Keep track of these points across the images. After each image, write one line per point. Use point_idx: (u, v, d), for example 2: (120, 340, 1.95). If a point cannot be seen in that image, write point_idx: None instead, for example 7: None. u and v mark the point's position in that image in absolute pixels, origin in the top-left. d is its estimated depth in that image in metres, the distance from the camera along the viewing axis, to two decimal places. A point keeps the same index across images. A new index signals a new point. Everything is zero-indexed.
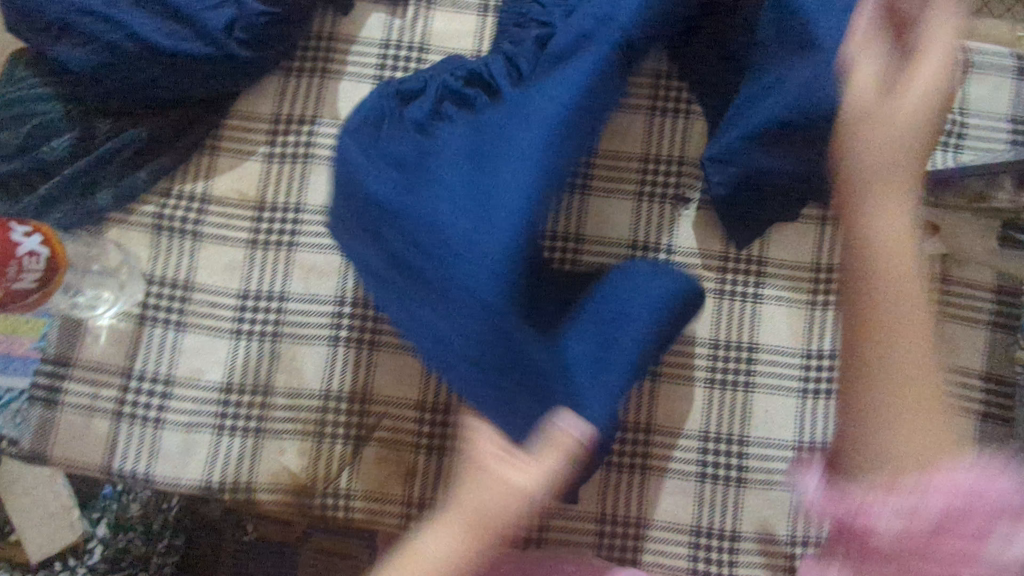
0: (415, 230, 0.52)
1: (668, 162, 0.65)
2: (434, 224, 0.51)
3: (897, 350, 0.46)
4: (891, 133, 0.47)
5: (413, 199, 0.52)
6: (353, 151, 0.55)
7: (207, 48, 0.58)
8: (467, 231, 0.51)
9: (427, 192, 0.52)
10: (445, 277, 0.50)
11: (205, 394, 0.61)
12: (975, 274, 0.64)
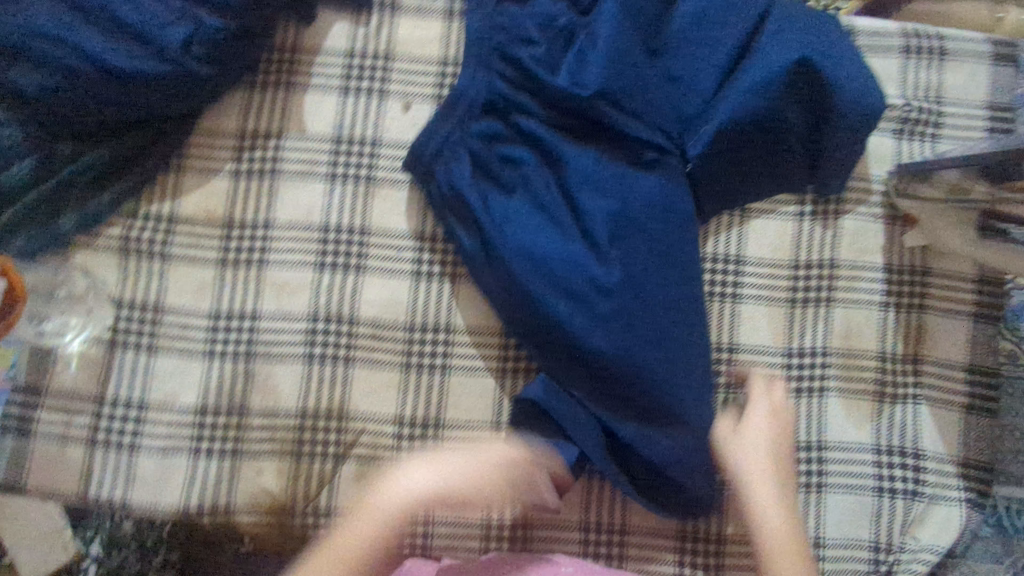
0: (668, 316, 0.57)
1: None
2: (669, 320, 0.57)
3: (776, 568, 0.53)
4: (753, 408, 0.58)
5: (631, 298, 0.57)
6: (491, 263, 0.59)
7: (163, 66, 0.56)
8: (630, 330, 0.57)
9: (595, 300, 0.57)
10: (693, 360, 0.57)
11: (180, 417, 0.60)
12: (953, 265, 0.64)
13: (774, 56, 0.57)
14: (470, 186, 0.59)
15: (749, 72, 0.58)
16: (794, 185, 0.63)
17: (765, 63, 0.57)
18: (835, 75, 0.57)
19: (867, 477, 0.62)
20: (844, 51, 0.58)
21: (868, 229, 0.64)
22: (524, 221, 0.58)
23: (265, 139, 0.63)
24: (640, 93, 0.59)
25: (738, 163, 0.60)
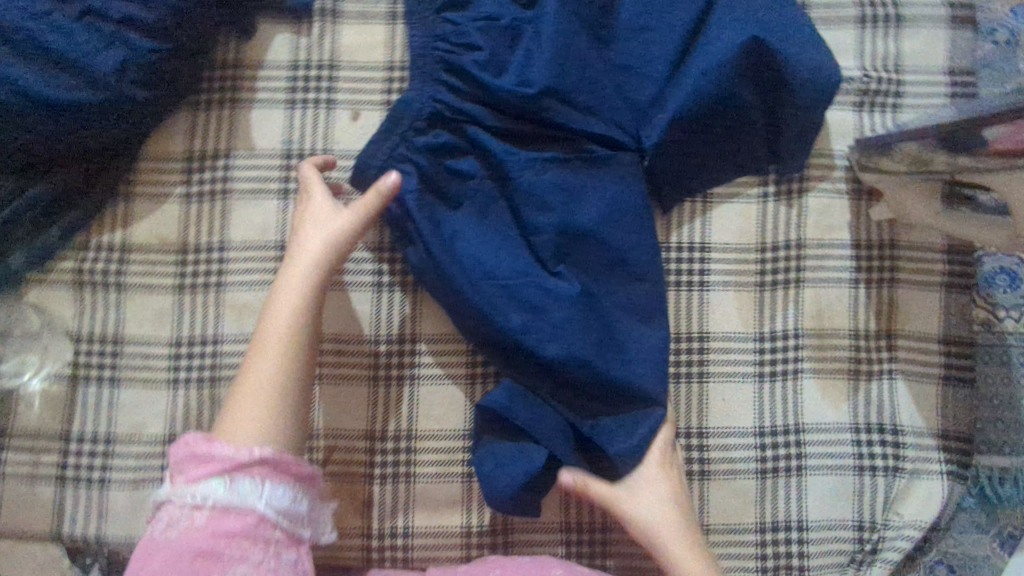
0: (626, 323, 0.57)
1: None
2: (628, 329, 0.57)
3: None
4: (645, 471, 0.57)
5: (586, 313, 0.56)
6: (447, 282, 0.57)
7: (99, 95, 0.55)
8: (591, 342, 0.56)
9: (550, 314, 0.56)
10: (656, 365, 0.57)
11: (148, 449, 0.59)
12: (921, 237, 0.63)
13: (724, 41, 0.56)
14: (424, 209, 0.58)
15: (699, 60, 0.57)
16: (753, 168, 0.61)
17: (717, 51, 0.56)
18: (787, 56, 0.56)
19: (847, 457, 0.61)
20: (796, 30, 0.57)
21: (833, 207, 0.63)
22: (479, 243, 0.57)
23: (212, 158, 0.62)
24: (591, 88, 0.57)
25: (694, 151, 0.59)
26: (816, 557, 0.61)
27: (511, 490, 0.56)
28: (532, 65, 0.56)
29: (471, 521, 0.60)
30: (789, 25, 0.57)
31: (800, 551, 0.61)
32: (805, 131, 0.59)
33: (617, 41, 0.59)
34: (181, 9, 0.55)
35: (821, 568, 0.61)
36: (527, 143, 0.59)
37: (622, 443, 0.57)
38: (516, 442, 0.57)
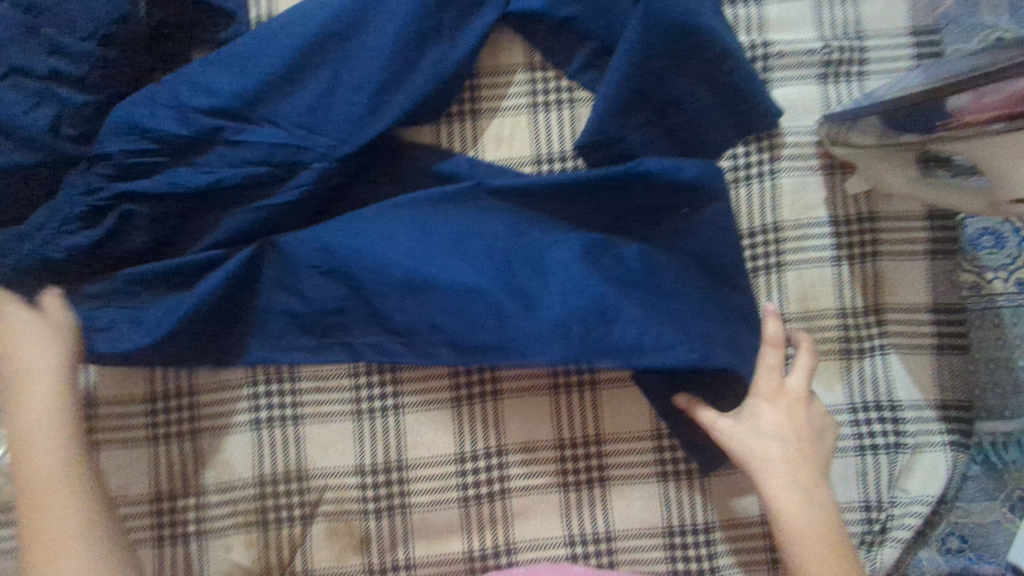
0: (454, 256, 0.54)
1: (562, 158, 0.62)
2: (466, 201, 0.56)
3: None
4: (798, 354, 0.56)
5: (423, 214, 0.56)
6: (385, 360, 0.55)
7: (34, 158, 0.53)
8: (485, 270, 0.54)
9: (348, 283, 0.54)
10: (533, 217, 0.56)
11: (136, 507, 0.58)
12: (900, 206, 0.61)
13: (657, 23, 0.56)
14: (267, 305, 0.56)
15: (635, 51, 0.56)
16: (707, 137, 0.59)
17: (646, 35, 0.56)
18: (713, 29, 0.57)
19: (847, 441, 0.60)
20: (715, 10, 0.58)
21: (807, 184, 0.62)
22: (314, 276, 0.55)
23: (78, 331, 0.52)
24: (442, 92, 0.58)
25: (643, 134, 0.59)
26: None
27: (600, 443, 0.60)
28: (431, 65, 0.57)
29: (473, 545, 0.59)
30: (711, 5, 0.58)
31: None
32: (759, 117, 0.59)
33: (545, 45, 0.61)
34: (109, 58, 0.54)
35: None
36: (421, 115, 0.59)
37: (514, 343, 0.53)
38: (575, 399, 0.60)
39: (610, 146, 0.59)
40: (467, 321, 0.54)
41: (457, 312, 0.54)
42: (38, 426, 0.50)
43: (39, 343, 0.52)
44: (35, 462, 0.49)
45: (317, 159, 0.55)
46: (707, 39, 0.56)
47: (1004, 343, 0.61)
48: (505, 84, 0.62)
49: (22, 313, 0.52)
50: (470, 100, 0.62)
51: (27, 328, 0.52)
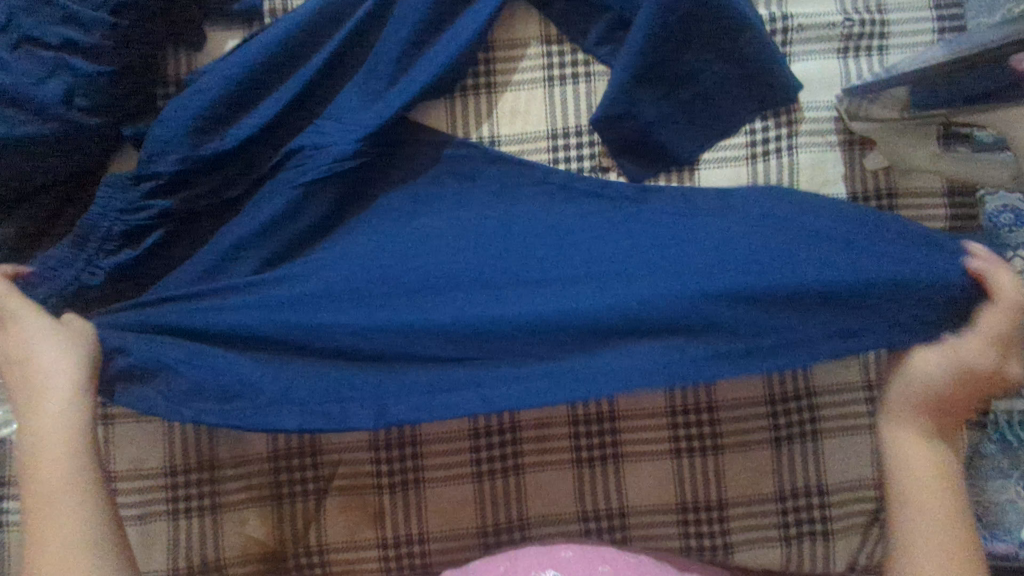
0: (437, 243, 0.53)
1: (578, 133, 0.61)
2: (466, 202, 0.56)
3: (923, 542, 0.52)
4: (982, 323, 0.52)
5: (420, 220, 0.55)
6: (444, 397, 0.48)
7: (48, 128, 0.52)
8: (468, 264, 0.52)
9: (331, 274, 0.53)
10: (546, 208, 0.55)
11: (151, 482, 0.58)
12: (919, 181, 0.61)
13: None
14: (309, 321, 0.50)
15: (654, 20, 0.55)
16: (726, 112, 0.59)
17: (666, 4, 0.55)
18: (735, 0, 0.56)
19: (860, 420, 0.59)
20: None
21: (826, 159, 0.61)
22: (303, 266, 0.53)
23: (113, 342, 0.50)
24: (457, 65, 0.57)
25: (660, 107, 0.58)
26: (841, 520, 0.60)
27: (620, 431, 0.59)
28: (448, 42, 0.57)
29: (487, 519, 0.59)
30: None
31: (824, 515, 0.59)
32: (779, 93, 0.59)
33: (561, 18, 0.60)
34: (121, 28, 0.53)
35: (847, 529, 0.60)
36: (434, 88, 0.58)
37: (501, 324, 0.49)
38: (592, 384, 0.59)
39: (625, 120, 0.58)
40: (445, 304, 0.50)
41: (436, 299, 0.51)
42: (56, 430, 0.47)
43: (58, 347, 0.48)
44: (50, 469, 0.46)
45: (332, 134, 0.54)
46: (730, 9, 0.55)
47: None
48: (520, 56, 0.61)
49: (39, 323, 0.49)
50: (485, 73, 0.61)
51: (39, 339, 0.49)
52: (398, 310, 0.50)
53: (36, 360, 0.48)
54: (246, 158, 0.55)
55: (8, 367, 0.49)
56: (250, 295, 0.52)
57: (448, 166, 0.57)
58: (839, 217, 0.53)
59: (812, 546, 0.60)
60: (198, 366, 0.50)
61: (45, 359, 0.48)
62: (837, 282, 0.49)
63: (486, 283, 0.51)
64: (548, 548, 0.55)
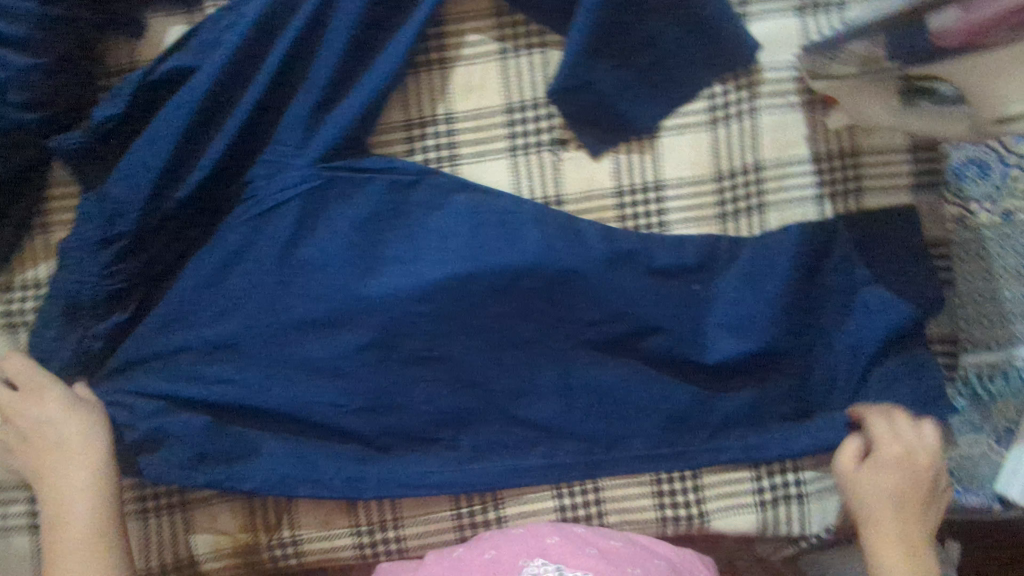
0: (378, 282, 0.56)
1: (535, 105, 0.60)
2: (417, 257, 0.57)
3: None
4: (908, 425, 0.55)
5: (369, 284, 0.56)
6: (420, 474, 0.56)
7: None
8: (410, 303, 0.57)
9: (285, 317, 0.56)
10: (492, 255, 0.57)
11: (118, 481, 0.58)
12: (881, 139, 0.60)
13: None
14: (287, 376, 0.56)
15: None
16: (682, 78, 0.58)
17: None
18: None
19: (840, 387, 0.58)
20: None
21: (787, 121, 0.60)
22: (253, 304, 0.56)
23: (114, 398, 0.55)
24: (406, 42, 0.56)
25: (616, 74, 0.56)
26: (814, 483, 0.60)
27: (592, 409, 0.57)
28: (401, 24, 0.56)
29: (461, 500, 0.59)
30: None
31: (796, 479, 0.60)
32: (735, 55, 0.58)
33: None
34: (53, 17, 0.51)
35: (820, 492, 0.60)
36: (387, 63, 0.56)
37: (441, 382, 0.57)
38: (560, 367, 0.57)
39: (582, 89, 0.56)
40: (391, 353, 0.57)
41: (382, 340, 0.57)
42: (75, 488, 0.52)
43: (75, 420, 0.53)
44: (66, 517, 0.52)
45: (294, 134, 0.55)
46: None
47: (990, 276, 0.60)
48: (471, 29, 0.59)
49: (57, 393, 0.54)
50: (437, 48, 0.59)
51: (56, 414, 0.53)
52: (352, 359, 0.57)
53: (54, 435, 0.53)
54: (207, 204, 0.56)
55: (32, 436, 0.54)
56: (231, 347, 0.56)
57: (390, 176, 0.57)
58: (767, 300, 0.58)
59: (788, 510, 0.59)
60: (190, 423, 0.55)
61: (65, 431, 0.53)
62: (744, 334, 0.58)
63: (456, 374, 0.57)
64: (532, 534, 0.55)
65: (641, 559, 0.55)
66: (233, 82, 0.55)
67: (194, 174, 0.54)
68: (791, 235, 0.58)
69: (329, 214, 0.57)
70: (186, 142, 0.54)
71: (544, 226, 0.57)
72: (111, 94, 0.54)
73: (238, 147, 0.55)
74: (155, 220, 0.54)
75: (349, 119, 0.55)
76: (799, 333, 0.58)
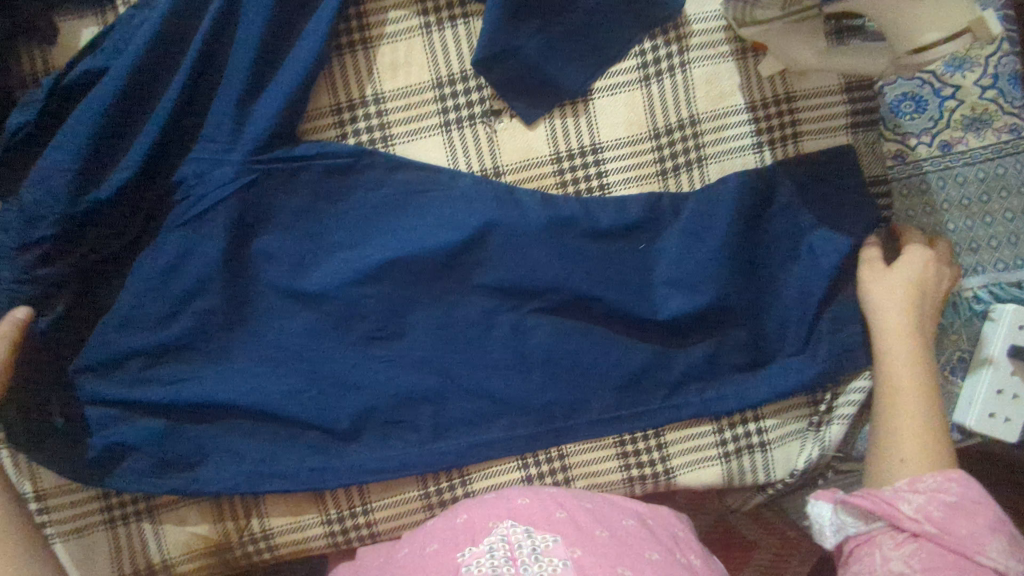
0: (323, 268, 0.56)
1: (464, 78, 0.59)
2: (362, 241, 0.56)
3: (906, 391, 0.51)
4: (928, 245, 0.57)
5: (315, 271, 0.56)
6: (383, 457, 0.56)
7: None
8: (358, 288, 0.56)
9: (236, 312, 0.56)
10: (436, 230, 0.56)
11: (82, 493, 0.57)
12: (816, 81, 0.59)
13: None
14: (238, 373, 0.55)
15: None
16: (608, 36, 0.58)
17: None
18: None
19: (793, 333, 0.58)
20: None
21: (720, 71, 0.59)
22: (197, 303, 0.55)
23: (63, 408, 0.54)
24: (325, 23, 0.55)
25: (541, 38, 0.56)
26: (775, 431, 0.60)
27: (550, 377, 0.57)
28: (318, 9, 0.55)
29: (427, 479, 0.59)
30: None
31: (758, 428, 0.60)
32: (659, 6, 0.57)
33: None
34: None
35: (783, 438, 0.60)
36: (308, 48, 0.55)
37: (396, 364, 0.56)
38: (514, 338, 0.57)
39: (508, 57, 0.56)
40: (344, 339, 0.56)
41: (334, 327, 0.56)
42: None
43: None
44: None
45: (222, 130, 0.54)
46: None
47: (933, 210, 0.61)
48: (392, 5, 0.58)
49: None
50: (359, 29, 0.59)
51: None
52: (304, 348, 0.56)
53: None
54: (137, 203, 0.55)
55: None
56: (179, 347, 0.55)
57: (327, 162, 0.56)
58: (714, 252, 0.57)
59: (752, 459, 0.60)
60: (147, 426, 0.54)
61: None
62: (698, 287, 0.58)
63: (408, 354, 0.57)
64: (501, 498, 0.54)
65: (609, 519, 0.52)
66: (153, 80, 0.54)
67: (116, 175, 0.53)
68: (732, 185, 0.58)
69: (269, 206, 0.56)
70: (107, 143, 0.53)
71: (487, 199, 0.57)
72: (24, 103, 0.53)
73: (163, 144, 0.54)
74: (83, 221, 0.53)
75: (274, 107, 0.54)
76: (748, 282, 0.58)
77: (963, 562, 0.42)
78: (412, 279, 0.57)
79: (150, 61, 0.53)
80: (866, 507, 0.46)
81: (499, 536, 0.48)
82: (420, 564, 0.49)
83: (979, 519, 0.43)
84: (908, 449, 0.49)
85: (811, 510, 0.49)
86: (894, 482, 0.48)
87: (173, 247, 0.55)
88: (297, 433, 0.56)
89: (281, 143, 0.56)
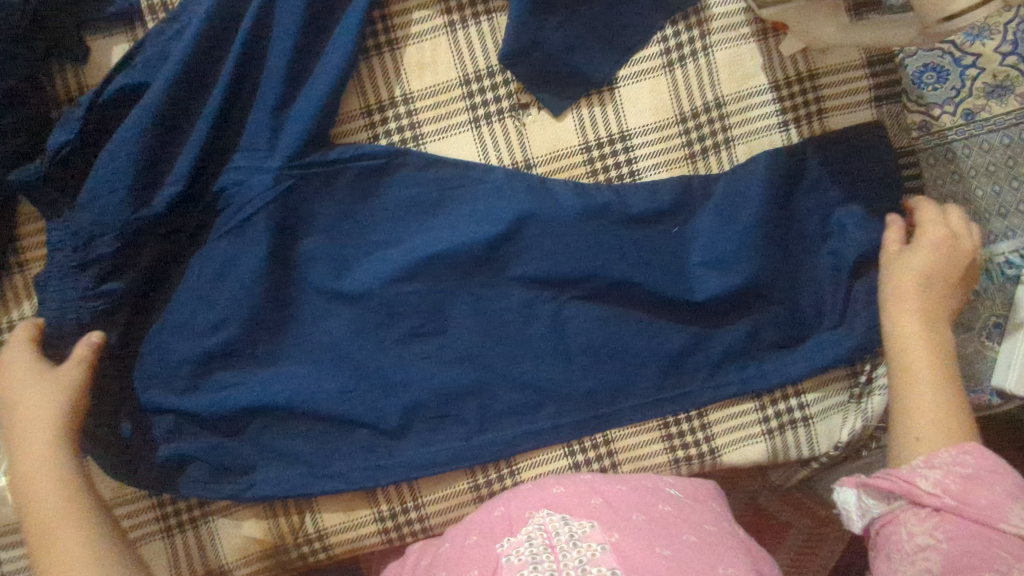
0: (364, 267, 0.57)
1: (491, 74, 0.60)
2: (402, 238, 0.57)
3: (919, 368, 0.51)
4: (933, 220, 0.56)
5: (357, 269, 0.57)
6: (433, 451, 0.57)
7: None
8: (398, 285, 0.57)
9: (281, 316, 0.57)
10: (472, 224, 0.57)
11: (138, 504, 0.58)
12: (837, 56, 0.60)
13: None
14: (284, 377, 0.56)
15: None
16: (629, 22, 0.58)
17: None
18: None
19: (831, 307, 0.58)
20: None
21: (741, 53, 0.60)
22: (243, 307, 0.56)
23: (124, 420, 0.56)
24: (352, 25, 0.55)
25: (564, 30, 0.57)
26: (817, 406, 0.61)
27: (592, 364, 0.58)
28: (345, 11, 0.56)
29: (476, 471, 0.60)
30: None
31: (799, 404, 0.61)
32: None
33: None
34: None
35: (825, 412, 0.61)
36: (338, 50, 0.55)
37: (440, 358, 0.57)
38: (555, 326, 0.58)
39: (533, 49, 0.57)
40: (388, 336, 0.57)
41: (377, 324, 0.57)
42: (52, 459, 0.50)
43: (49, 392, 0.51)
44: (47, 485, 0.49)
45: (259, 137, 0.55)
46: None
47: (960, 178, 0.61)
48: (416, 5, 0.59)
49: (38, 369, 0.52)
50: (385, 31, 0.59)
51: (34, 384, 0.52)
52: (350, 347, 0.57)
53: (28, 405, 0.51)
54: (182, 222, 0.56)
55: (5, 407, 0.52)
56: (226, 354, 0.56)
57: (363, 163, 0.57)
58: (747, 231, 0.58)
59: (796, 434, 0.61)
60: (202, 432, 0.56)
61: (33, 405, 0.51)
62: (733, 265, 0.58)
63: (452, 347, 0.57)
64: (538, 487, 0.54)
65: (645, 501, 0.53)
66: (190, 94, 0.55)
67: (167, 190, 0.54)
68: (760, 164, 0.59)
69: (308, 208, 0.57)
70: (151, 157, 0.54)
71: (522, 191, 0.58)
72: (62, 122, 0.54)
73: (208, 156, 0.55)
74: (138, 233, 0.54)
75: (308, 112, 0.55)
76: (783, 259, 0.59)
77: (986, 531, 0.42)
78: (452, 274, 0.58)
79: (189, 78, 0.54)
80: (886, 486, 0.47)
81: (535, 525, 0.49)
82: (460, 558, 0.49)
83: (999, 488, 0.43)
84: (922, 427, 0.49)
85: (836, 498, 0.50)
86: (912, 459, 0.48)
87: (216, 255, 0.56)
88: (346, 433, 0.57)
89: (315, 147, 0.57)
